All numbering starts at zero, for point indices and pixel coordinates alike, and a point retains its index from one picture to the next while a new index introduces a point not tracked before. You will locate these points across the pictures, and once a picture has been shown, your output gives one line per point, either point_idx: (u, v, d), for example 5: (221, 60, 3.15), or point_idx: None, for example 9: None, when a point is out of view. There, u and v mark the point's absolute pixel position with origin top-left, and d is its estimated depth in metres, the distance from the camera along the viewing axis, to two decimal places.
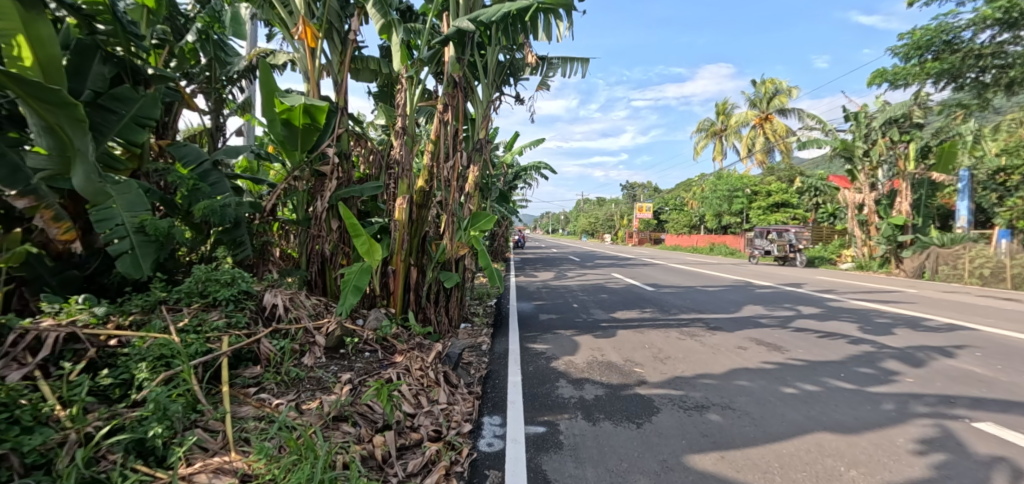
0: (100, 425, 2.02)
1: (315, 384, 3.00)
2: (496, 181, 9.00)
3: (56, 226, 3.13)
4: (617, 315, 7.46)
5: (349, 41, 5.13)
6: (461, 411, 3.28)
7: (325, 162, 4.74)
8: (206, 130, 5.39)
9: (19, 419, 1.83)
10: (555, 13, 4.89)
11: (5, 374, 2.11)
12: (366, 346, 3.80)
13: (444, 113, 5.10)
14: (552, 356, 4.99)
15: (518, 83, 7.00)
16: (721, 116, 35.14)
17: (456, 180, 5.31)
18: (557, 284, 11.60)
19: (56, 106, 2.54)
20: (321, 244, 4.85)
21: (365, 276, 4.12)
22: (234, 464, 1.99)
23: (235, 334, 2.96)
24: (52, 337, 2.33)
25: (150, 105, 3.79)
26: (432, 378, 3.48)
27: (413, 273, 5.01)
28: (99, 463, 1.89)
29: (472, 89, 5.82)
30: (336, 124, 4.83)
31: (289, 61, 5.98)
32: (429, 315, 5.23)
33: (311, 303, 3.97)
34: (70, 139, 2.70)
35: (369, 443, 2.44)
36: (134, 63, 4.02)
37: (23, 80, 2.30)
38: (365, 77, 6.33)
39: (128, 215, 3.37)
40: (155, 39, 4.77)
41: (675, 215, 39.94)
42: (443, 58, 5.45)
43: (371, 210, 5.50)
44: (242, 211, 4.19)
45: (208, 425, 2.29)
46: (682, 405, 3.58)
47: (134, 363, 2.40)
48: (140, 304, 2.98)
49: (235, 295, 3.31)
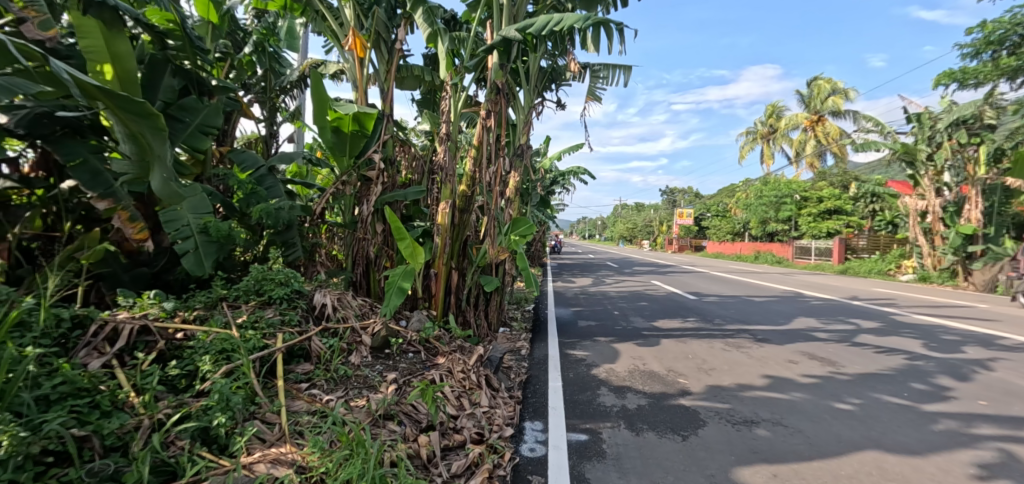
0: (169, 412, 2.16)
1: (362, 382, 3.08)
2: (535, 186, 9.00)
3: (131, 226, 3.35)
4: (659, 324, 7.26)
5: (395, 50, 5.29)
6: (503, 414, 3.28)
7: (371, 167, 4.90)
8: (260, 137, 5.70)
9: (99, 404, 2.02)
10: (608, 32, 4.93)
11: (88, 362, 2.31)
12: (409, 347, 3.87)
13: (487, 120, 5.18)
14: (592, 363, 4.93)
15: (560, 88, 7.00)
16: (768, 118, 33.77)
17: (498, 185, 5.38)
18: (595, 290, 11.46)
19: (139, 116, 2.59)
20: (366, 247, 5.02)
21: (408, 278, 4.23)
22: (289, 456, 2.08)
23: (289, 331, 3.10)
24: (127, 328, 2.53)
25: (213, 114, 4.05)
26: (474, 381, 3.51)
27: (454, 276, 5.09)
28: (169, 448, 2.02)
29: (514, 95, 5.88)
30: (382, 131, 5.00)
31: (339, 70, 6.24)
32: (469, 319, 5.27)
33: (357, 303, 4.11)
34: (149, 145, 2.77)
35: (414, 443, 2.48)
36: (199, 76, 4.32)
37: (108, 91, 2.34)
38: (410, 85, 6.50)
39: (193, 217, 3.62)
40: (218, 53, 5.15)
41: (717, 222, 38.70)
42: (486, 65, 5.46)
43: (414, 214, 5.62)
44: (295, 214, 4.37)
45: (266, 417, 2.40)
46: (729, 419, 3.44)
47: (199, 355, 2.56)
48: (204, 300, 3.17)
49: (288, 294, 3.47)
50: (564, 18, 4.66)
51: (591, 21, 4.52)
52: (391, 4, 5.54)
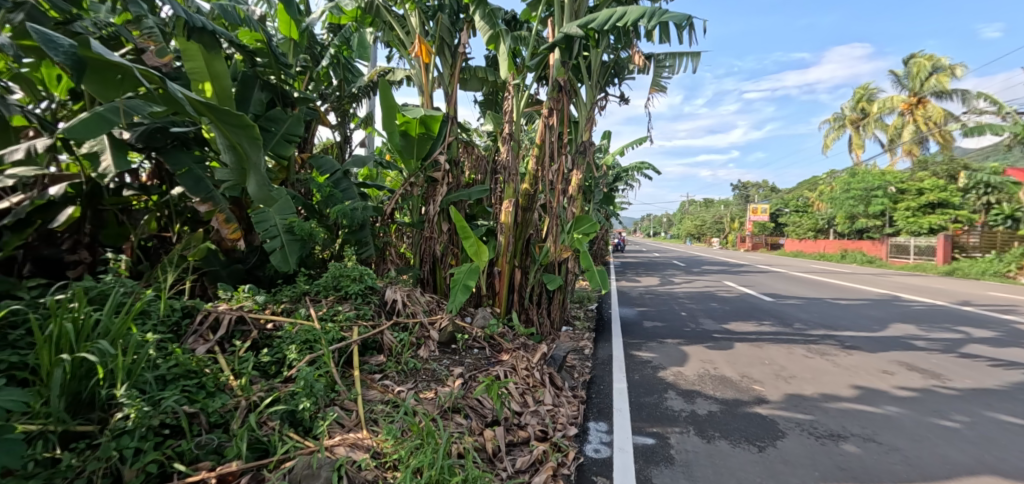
0: (262, 395, 2.38)
1: (430, 375, 3.20)
2: (598, 184, 8.85)
3: (227, 227, 3.79)
4: (731, 327, 6.87)
5: (458, 54, 5.44)
6: (566, 413, 3.27)
7: (437, 168, 5.09)
8: (336, 143, 6.10)
9: (204, 385, 2.29)
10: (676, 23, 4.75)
11: (195, 347, 2.62)
12: (474, 343, 3.96)
13: (549, 118, 5.18)
14: (659, 365, 4.76)
15: (623, 82, 6.83)
16: (858, 103, 30.66)
17: (560, 183, 5.36)
18: (662, 290, 11.08)
19: (237, 127, 2.69)
20: (433, 245, 5.22)
21: (472, 276, 4.33)
22: (366, 441, 2.22)
23: (363, 325, 3.30)
24: (226, 318, 2.84)
25: (295, 123, 4.41)
26: (538, 379, 3.52)
27: (517, 274, 5.13)
28: (262, 427, 2.22)
29: (576, 91, 5.83)
30: (447, 133, 5.16)
31: (405, 76, 6.50)
32: (531, 316, 5.30)
33: (425, 300, 4.29)
34: (246, 155, 2.83)
35: (479, 437, 2.55)
36: (283, 89, 4.70)
37: (207, 104, 2.44)
38: (473, 87, 6.64)
39: (279, 218, 3.97)
40: (299, 66, 5.64)
41: (796, 218, 35.84)
42: (548, 63, 5.43)
43: (477, 213, 5.73)
44: (368, 214, 4.63)
45: (344, 404, 2.56)
46: (812, 432, 3.19)
47: (286, 344, 2.80)
48: (289, 294, 3.47)
49: (363, 290, 3.68)
50: (628, 12, 4.57)
51: (656, 21, 4.40)
52: (454, 9, 5.61)
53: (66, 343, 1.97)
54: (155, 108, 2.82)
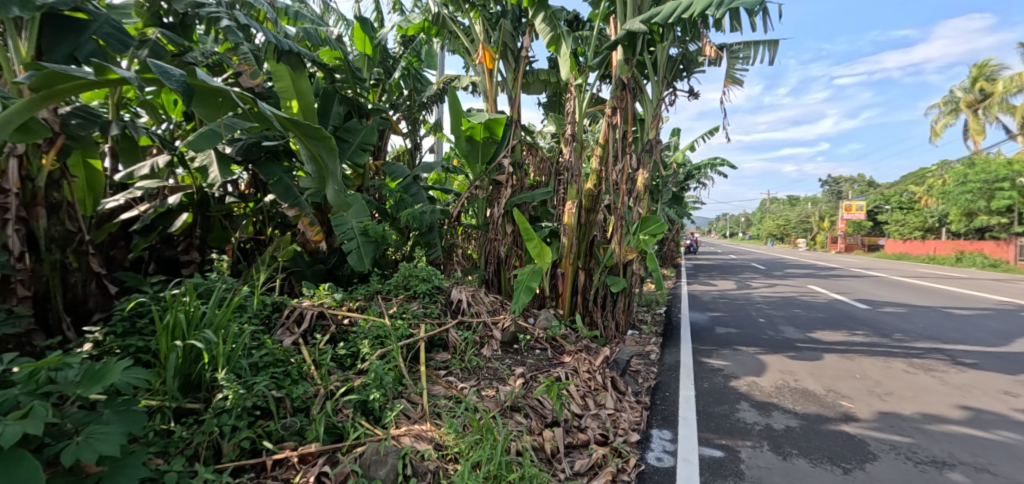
0: (338, 385, 2.58)
1: (492, 374, 3.28)
2: (666, 183, 8.54)
3: (311, 230, 4.17)
4: (817, 336, 6.30)
5: (521, 58, 5.53)
6: (629, 419, 3.19)
7: (501, 171, 5.20)
8: (406, 150, 6.43)
9: (289, 373, 2.54)
10: (747, 9, 4.47)
11: (283, 339, 2.92)
12: (537, 343, 3.99)
13: (613, 117, 5.09)
14: (731, 374, 4.50)
15: (692, 76, 6.54)
16: (977, 83, 26.79)
17: (625, 184, 5.24)
18: (738, 294, 10.39)
19: (317, 139, 2.81)
20: (497, 246, 5.32)
21: (536, 277, 4.36)
22: (429, 433, 2.34)
23: (429, 323, 3.45)
24: (309, 313, 3.13)
25: (369, 133, 4.72)
26: (601, 382, 3.47)
27: (581, 276, 5.10)
28: (338, 414, 2.41)
29: (641, 89, 5.68)
30: (511, 137, 5.26)
31: (471, 83, 6.70)
32: (596, 319, 5.23)
33: (489, 300, 4.39)
34: (326, 165, 2.97)
35: (539, 437, 2.58)
36: (358, 102, 5.06)
37: (291, 119, 2.59)
38: (537, 89, 6.70)
39: (355, 222, 4.27)
40: (374, 79, 6.05)
41: (900, 216, 31.97)
42: (612, 61, 5.34)
43: (541, 215, 5.77)
44: (435, 217, 4.84)
45: (411, 397, 2.70)
46: (910, 457, 2.84)
47: (360, 338, 3.01)
48: (364, 292, 3.72)
49: (430, 289, 3.85)
50: (694, 3, 4.37)
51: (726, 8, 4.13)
52: (516, 15, 5.69)
53: (179, 332, 2.28)
54: (250, 124, 3.22)
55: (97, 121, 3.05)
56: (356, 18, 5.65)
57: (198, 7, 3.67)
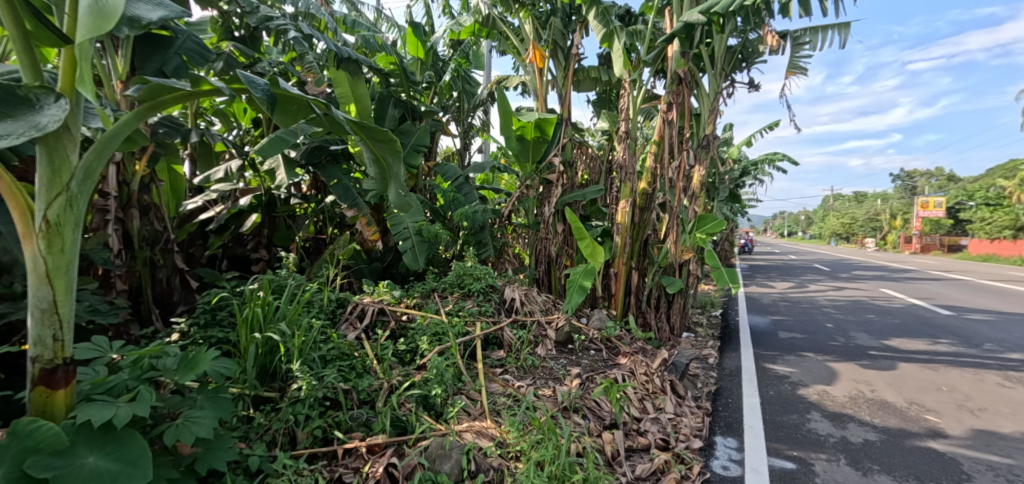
0: (401, 379, 2.66)
1: (548, 373, 3.27)
2: (722, 179, 8.18)
3: (368, 230, 4.35)
4: (893, 343, 5.83)
5: (571, 55, 5.47)
6: (689, 424, 3.08)
7: (552, 170, 5.20)
8: (457, 150, 6.54)
9: (355, 366, 2.65)
10: None
11: (347, 333, 3.05)
12: (592, 344, 3.94)
13: (668, 112, 4.93)
14: (798, 382, 4.25)
15: (752, 67, 6.23)
16: None
17: (681, 182, 5.08)
18: (800, 297, 9.81)
19: (382, 142, 2.93)
20: (548, 246, 5.31)
21: (589, 277, 4.30)
22: (490, 430, 2.38)
23: (485, 321, 3.50)
24: (370, 309, 3.25)
25: (422, 135, 4.85)
26: (659, 385, 3.37)
27: (634, 276, 4.99)
28: (401, 408, 2.48)
29: (697, 82, 5.48)
30: (562, 135, 5.24)
31: (520, 82, 6.71)
32: (650, 320, 5.10)
33: (542, 299, 4.39)
34: (389, 167, 3.08)
35: (598, 438, 2.56)
36: (412, 105, 5.22)
37: (361, 123, 2.70)
38: (587, 86, 6.60)
39: (410, 222, 4.41)
40: (426, 82, 6.20)
41: (988, 213, 28.99)
42: (666, 55, 5.18)
43: (592, 213, 5.69)
44: (487, 216, 4.90)
45: (470, 394, 2.75)
46: (1013, 480, 2.57)
47: (419, 335, 3.09)
48: (420, 290, 3.82)
49: (484, 288, 3.91)
50: None
51: None
52: (566, 12, 5.64)
53: (257, 324, 2.44)
54: (315, 129, 3.38)
55: (180, 130, 3.30)
56: (409, 24, 5.82)
57: (268, 20, 3.86)
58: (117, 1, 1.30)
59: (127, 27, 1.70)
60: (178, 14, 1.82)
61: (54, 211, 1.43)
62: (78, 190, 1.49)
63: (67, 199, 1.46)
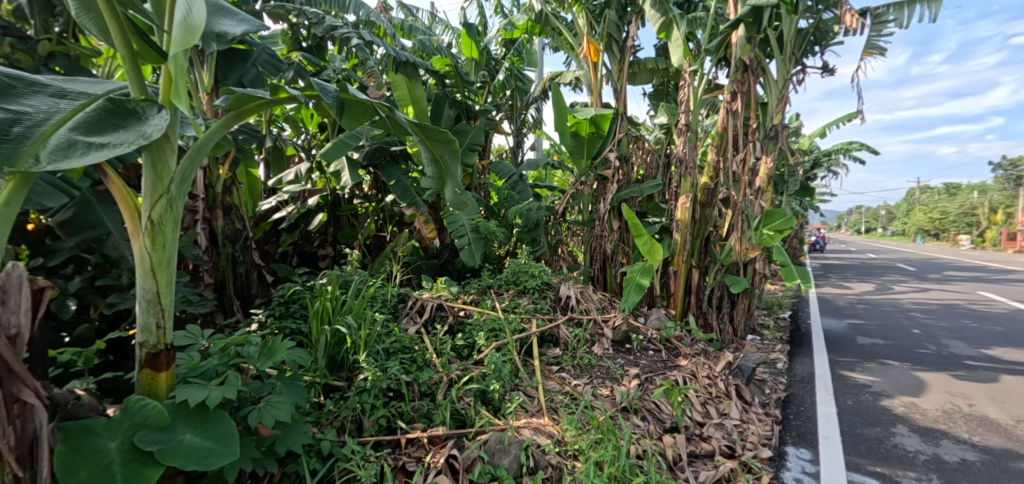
0: (459, 373, 2.72)
1: (605, 373, 3.22)
2: (791, 172, 7.66)
3: (425, 228, 4.47)
4: (996, 353, 5.21)
5: (627, 48, 5.33)
6: (757, 432, 2.92)
7: (608, 166, 5.10)
8: (510, 148, 6.58)
9: (416, 359, 2.74)
10: None
11: (408, 327, 3.16)
12: (650, 344, 3.83)
13: (732, 102, 4.66)
14: (881, 392, 3.90)
15: (826, 50, 5.77)
16: None
17: (746, 175, 4.81)
18: (881, 299, 9.00)
19: (440, 142, 3.00)
20: (604, 243, 5.22)
21: (647, 275, 4.19)
22: (548, 428, 2.38)
23: (541, 318, 3.50)
24: (429, 304, 3.35)
25: (477, 134, 4.92)
26: (723, 390, 3.22)
27: (695, 275, 4.80)
28: (460, 401, 2.54)
29: (763, 69, 5.16)
30: (617, 130, 5.13)
31: (573, 78, 6.63)
32: (711, 321, 4.88)
33: (598, 298, 4.33)
34: (447, 166, 3.15)
35: (659, 442, 2.49)
36: (467, 104, 5.32)
37: (422, 125, 2.77)
38: (643, 79, 6.39)
39: (467, 220, 4.49)
40: (480, 82, 6.28)
41: None
42: (730, 42, 4.92)
43: (649, 210, 5.54)
44: (542, 214, 4.89)
45: (527, 390, 2.76)
46: None
47: (476, 331, 3.15)
48: (477, 287, 3.89)
49: (540, 285, 3.91)
50: None
51: None
52: (622, 3, 5.49)
53: (326, 317, 2.58)
54: (376, 132, 3.51)
55: (257, 136, 3.56)
56: (464, 25, 5.92)
57: (333, 30, 4.04)
58: (198, 19, 1.34)
59: (215, 42, 1.83)
60: (258, 27, 1.95)
61: (157, 212, 1.59)
62: (177, 192, 1.65)
63: (167, 201, 1.62)
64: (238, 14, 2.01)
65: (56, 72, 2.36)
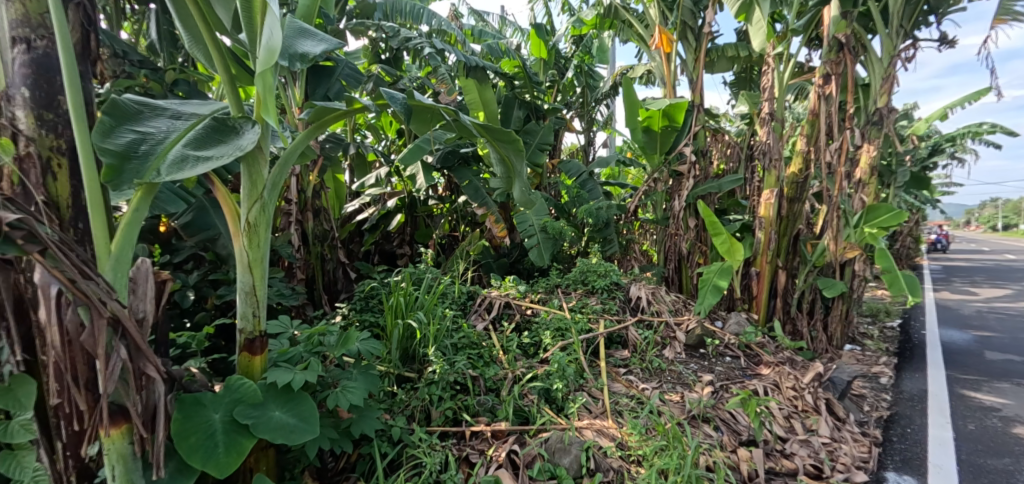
0: (524, 371, 2.76)
1: (676, 377, 3.08)
2: (903, 162, 6.75)
3: (495, 226, 4.39)
4: None
5: (703, 35, 5.04)
6: (851, 453, 2.63)
7: (682, 161, 4.85)
8: (581, 147, 6.51)
9: (483, 355, 2.83)
10: None
11: (476, 324, 3.27)
12: (727, 350, 3.59)
13: (825, 86, 4.21)
14: (1017, 417, 3.31)
15: (944, 19, 5.02)
16: None
17: (844, 166, 4.32)
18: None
19: (505, 142, 3.02)
20: (679, 242, 4.98)
21: (725, 276, 3.93)
22: (611, 431, 2.34)
23: (609, 319, 3.43)
24: (497, 302, 3.44)
25: (546, 133, 4.94)
26: (811, 404, 2.94)
27: (782, 276, 4.43)
28: (524, 398, 2.58)
29: (864, 46, 4.60)
30: (693, 123, 4.86)
31: (645, 71, 6.39)
32: (801, 328, 4.46)
33: (670, 299, 4.15)
34: (513, 166, 3.17)
35: (732, 454, 2.33)
36: (536, 104, 5.35)
37: (488, 127, 2.81)
38: (722, 67, 6.00)
39: (536, 219, 4.51)
40: (549, 81, 6.29)
41: None
42: (822, 19, 4.45)
43: (729, 207, 5.20)
44: (611, 213, 4.78)
45: (592, 391, 2.72)
46: None
47: (542, 330, 3.17)
48: (545, 286, 3.90)
49: (608, 285, 3.83)
50: None
51: None
52: None
53: (400, 311, 2.76)
54: (448, 136, 3.67)
55: (342, 144, 3.88)
56: (532, 26, 5.96)
57: (407, 41, 4.27)
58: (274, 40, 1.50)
59: (299, 61, 2.00)
60: (335, 45, 2.11)
61: (253, 214, 1.80)
62: (269, 197, 1.85)
63: (261, 204, 1.82)
64: (318, 35, 2.20)
65: (179, 96, 2.75)
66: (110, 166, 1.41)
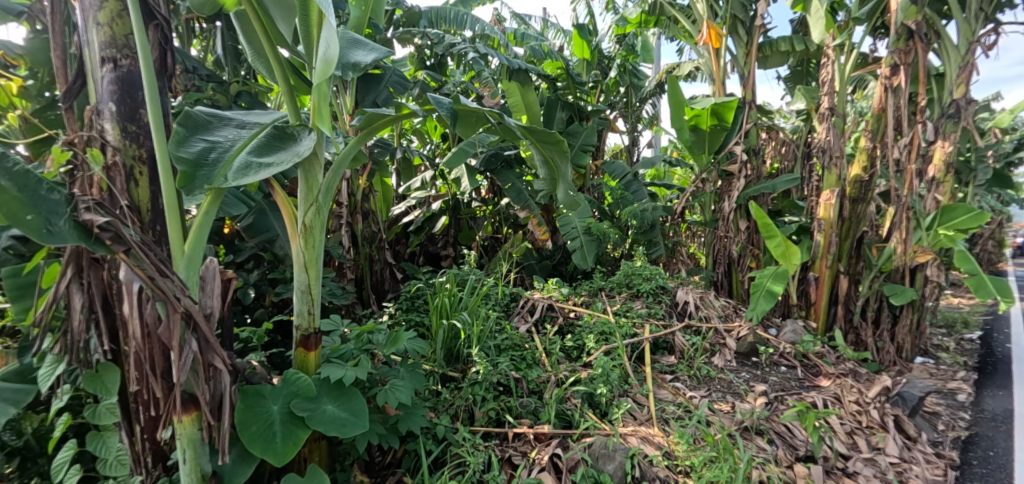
0: (567, 375, 2.74)
1: (726, 386, 2.95)
2: (984, 158, 6.16)
3: (538, 229, 4.54)
4: None
5: (754, 28, 4.83)
6: (924, 474, 2.42)
7: (733, 161, 4.67)
8: (625, 147, 6.40)
9: (526, 357, 2.83)
10: None
11: (519, 325, 3.28)
12: (782, 359, 3.41)
13: (892, 77, 3.92)
14: None
15: None
16: None
17: (915, 163, 4.00)
18: None
19: (549, 144, 3.01)
20: (729, 245, 4.78)
21: (779, 281, 3.75)
22: (657, 439, 2.28)
23: (654, 324, 3.34)
24: (540, 305, 3.44)
25: (589, 135, 4.90)
26: (877, 420, 2.74)
27: (843, 282, 4.17)
28: (567, 402, 2.55)
29: (938, 32, 4.25)
30: (744, 120, 4.66)
31: (693, 68, 6.20)
32: (865, 338, 4.17)
33: (720, 304, 3.99)
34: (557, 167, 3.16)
35: (788, 470, 2.21)
36: (578, 105, 5.31)
37: (532, 128, 2.81)
38: (776, 61, 5.72)
39: (579, 221, 4.49)
40: (592, 81, 6.23)
41: None
42: (888, 7, 4.15)
43: (784, 208, 4.94)
44: (657, 215, 4.66)
45: (636, 397, 2.66)
46: None
47: (586, 333, 3.13)
48: (588, 289, 3.86)
49: (654, 289, 3.73)
50: None
51: None
52: None
53: (444, 312, 2.80)
54: (491, 139, 3.70)
55: (389, 149, 4.01)
56: (575, 27, 5.92)
57: (452, 47, 4.36)
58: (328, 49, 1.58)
59: (351, 70, 2.10)
60: (384, 54, 2.20)
61: (309, 217, 1.89)
62: (323, 201, 1.94)
63: (316, 208, 1.92)
64: (368, 45, 2.30)
65: (243, 106, 2.95)
66: (185, 173, 1.52)
